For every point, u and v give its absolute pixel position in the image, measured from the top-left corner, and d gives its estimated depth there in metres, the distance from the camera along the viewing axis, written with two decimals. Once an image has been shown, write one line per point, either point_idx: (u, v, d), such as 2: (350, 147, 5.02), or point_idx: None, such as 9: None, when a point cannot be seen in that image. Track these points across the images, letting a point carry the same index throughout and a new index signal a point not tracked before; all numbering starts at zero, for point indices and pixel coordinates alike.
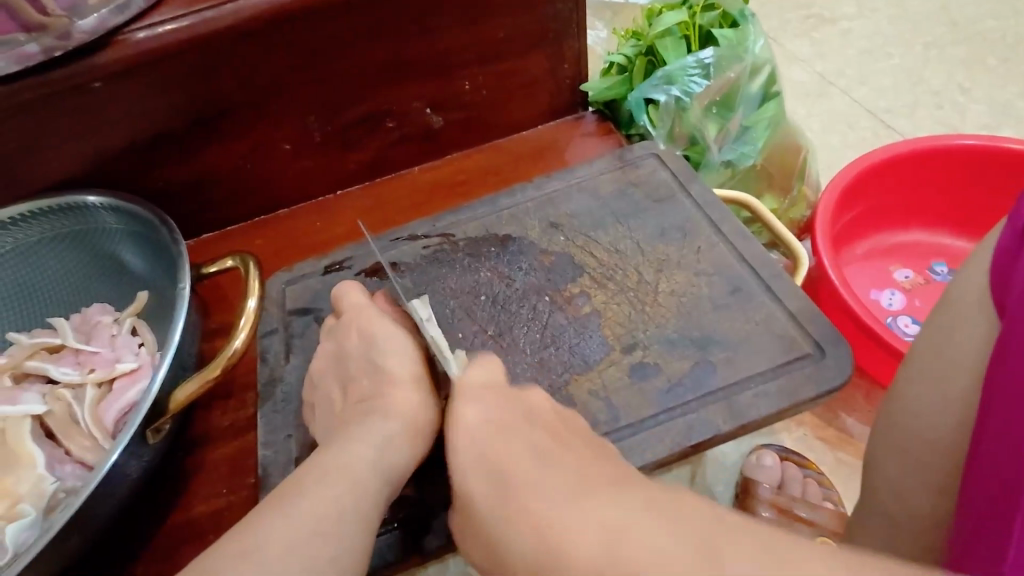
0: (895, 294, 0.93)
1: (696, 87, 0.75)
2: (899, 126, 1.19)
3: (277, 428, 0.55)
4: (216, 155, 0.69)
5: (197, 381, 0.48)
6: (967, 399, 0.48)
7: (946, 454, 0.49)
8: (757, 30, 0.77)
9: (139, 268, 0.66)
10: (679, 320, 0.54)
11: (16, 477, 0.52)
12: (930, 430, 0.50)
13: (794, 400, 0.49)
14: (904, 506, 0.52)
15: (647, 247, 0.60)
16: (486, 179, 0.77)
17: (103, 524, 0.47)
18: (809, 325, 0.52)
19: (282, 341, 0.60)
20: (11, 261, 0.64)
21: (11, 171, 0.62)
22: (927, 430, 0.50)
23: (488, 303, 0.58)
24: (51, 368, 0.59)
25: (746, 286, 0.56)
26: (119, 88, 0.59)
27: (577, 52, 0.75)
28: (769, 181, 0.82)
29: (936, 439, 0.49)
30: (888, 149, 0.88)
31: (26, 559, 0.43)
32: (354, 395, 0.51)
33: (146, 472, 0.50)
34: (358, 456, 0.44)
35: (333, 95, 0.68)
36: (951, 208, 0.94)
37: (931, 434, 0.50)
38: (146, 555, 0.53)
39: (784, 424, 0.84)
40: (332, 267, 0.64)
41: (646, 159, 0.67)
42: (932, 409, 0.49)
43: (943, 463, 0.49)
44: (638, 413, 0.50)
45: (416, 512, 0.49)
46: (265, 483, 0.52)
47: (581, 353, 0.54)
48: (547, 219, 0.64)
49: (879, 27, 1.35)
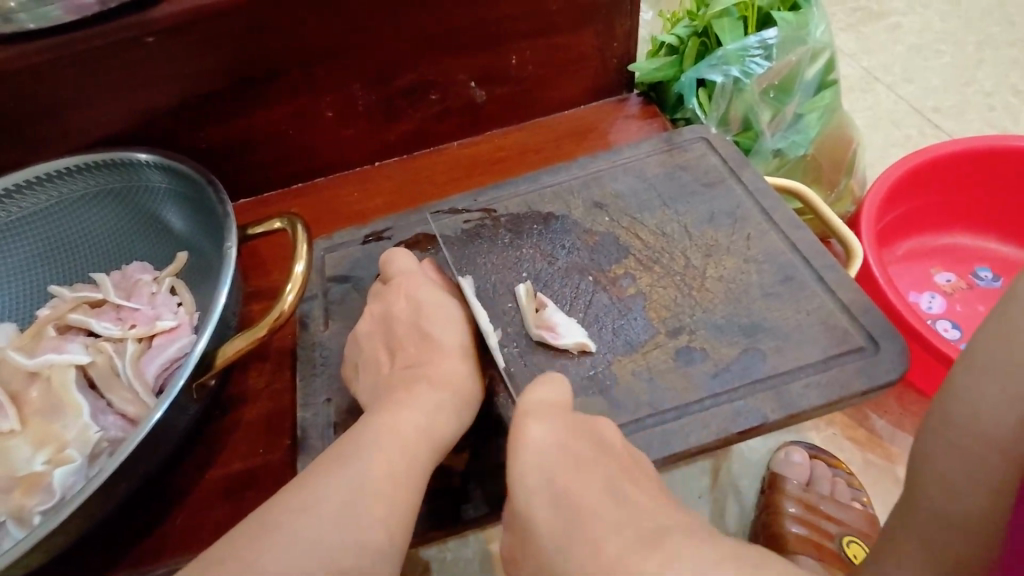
0: (935, 297, 0.91)
1: (756, 68, 0.73)
2: (946, 127, 1.15)
3: (316, 391, 0.55)
4: (260, 118, 0.68)
5: (244, 338, 0.48)
6: None
7: None
8: (819, 13, 0.74)
9: (180, 228, 0.66)
10: (726, 307, 0.53)
11: (62, 423, 0.53)
12: (991, 425, 0.45)
13: (846, 392, 0.48)
14: None
15: (695, 231, 0.59)
16: (526, 157, 0.76)
17: (147, 474, 0.48)
18: (863, 318, 0.51)
19: (321, 306, 0.60)
20: (56, 215, 0.65)
21: (61, 123, 0.62)
22: None
23: (531, 280, 0.58)
24: (93, 322, 0.60)
25: (799, 275, 0.54)
26: (171, 44, 0.59)
27: (628, 30, 0.73)
28: (817, 173, 0.80)
29: None
30: (941, 147, 0.85)
31: (74, 504, 0.43)
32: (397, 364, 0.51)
33: (189, 426, 0.50)
34: (404, 421, 0.44)
35: (381, 63, 0.67)
36: (1000, 212, 0.91)
37: (992, 430, 0.45)
38: (183, 508, 0.53)
39: (813, 422, 0.83)
40: (372, 237, 0.64)
41: (696, 143, 0.65)
42: (995, 400, 0.45)
43: None
44: (683, 397, 0.49)
45: (452, 479, 0.49)
46: (304, 444, 0.52)
47: (625, 334, 0.53)
48: (592, 199, 0.63)
49: (930, 24, 1.31)
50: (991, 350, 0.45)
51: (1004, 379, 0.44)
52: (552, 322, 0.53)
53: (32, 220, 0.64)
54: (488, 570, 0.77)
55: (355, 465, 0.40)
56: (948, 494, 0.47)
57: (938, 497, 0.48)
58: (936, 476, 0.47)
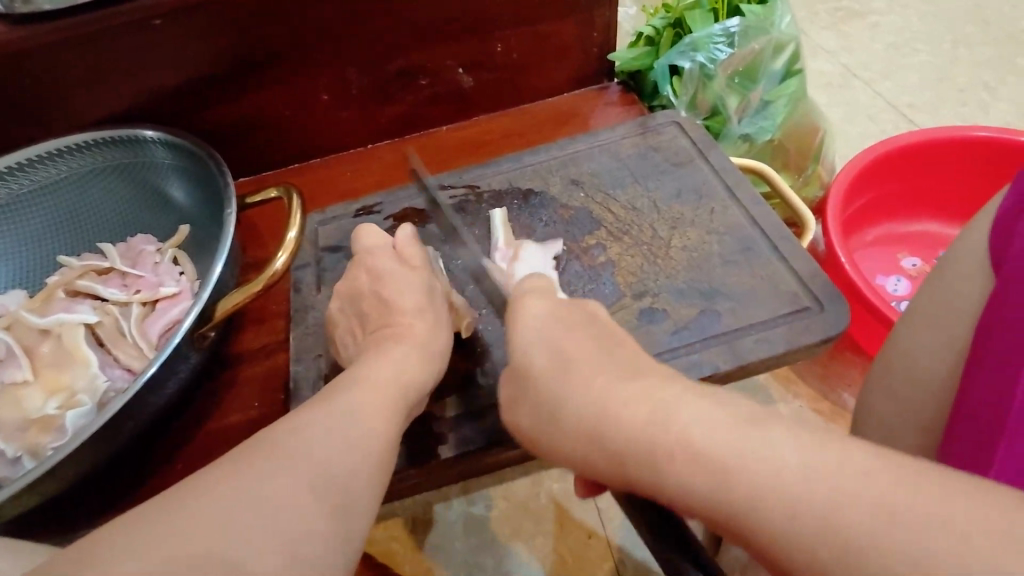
0: (901, 280, 0.95)
1: (721, 54, 0.77)
2: (919, 121, 1.20)
3: (308, 348, 0.59)
4: (259, 101, 0.73)
5: (242, 293, 0.53)
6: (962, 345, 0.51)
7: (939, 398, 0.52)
8: (783, 7, 0.79)
9: (183, 202, 0.70)
10: (688, 273, 0.57)
11: (72, 374, 0.57)
12: (927, 377, 0.52)
13: (793, 347, 0.52)
14: (890, 446, 0.54)
15: (662, 206, 0.63)
16: (511, 141, 0.80)
17: (152, 416, 0.52)
18: (812, 282, 0.56)
19: (314, 274, 0.64)
20: (65, 188, 0.68)
21: (73, 100, 0.66)
22: (921, 374, 0.52)
23: (524, 236, 0.63)
24: (101, 287, 0.64)
25: (755, 246, 0.59)
26: (178, 27, 0.63)
27: (608, 20, 0.78)
28: (784, 159, 0.85)
29: (932, 383, 0.52)
30: (905, 137, 0.90)
31: (83, 437, 0.47)
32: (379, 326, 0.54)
33: (191, 374, 0.55)
34: (386, 367, 0.49)
35: (374, 48, 0.72)
36: (963, 201, 0.96)
37: (927, 377, 0.52)
38: (184, 454, 0.58)
39: (781, 394, 0.87)
40: (363, 211, 0.68)
41: (667, 126, 0.70)
42: (925, 354, 0.52)
43: (931, 404, 0.52)
44: (644, 351, 0.53)
45: (432, 424, 0.54)
46: (296, 394, 0.56)
47: (594, 297, 0.57)
48: (569, 177, 0.67)
49: (908, 23, 1.35)
50: (926, 315, 0.53)
51: (936, 336, 0.52)
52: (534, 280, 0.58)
53: (43, 193, 0.67)
54: (469, 530, 0.81)
55: (344, 400, 0.44)
56: (889, 435, 0.54)
57: (879, 438, 0.55)
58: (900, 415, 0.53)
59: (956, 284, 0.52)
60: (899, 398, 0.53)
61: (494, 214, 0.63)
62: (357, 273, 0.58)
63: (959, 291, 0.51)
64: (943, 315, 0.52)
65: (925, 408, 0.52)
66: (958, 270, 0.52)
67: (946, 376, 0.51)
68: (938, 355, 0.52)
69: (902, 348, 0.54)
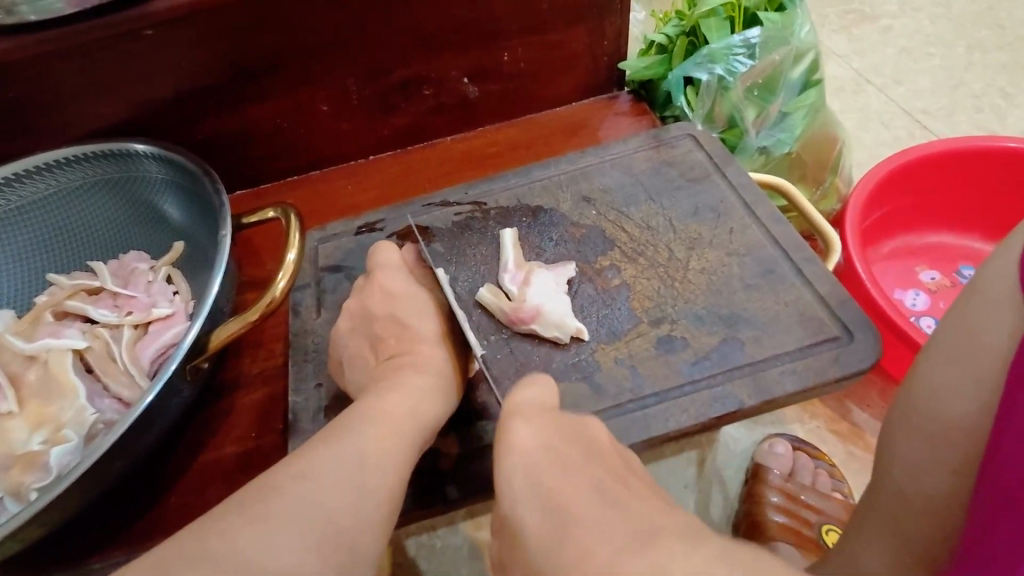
0: (920, 294, 0.92)
1: (741, 66, 0.74)
2: (934, 128, 1.17)
3: (307, 377, 0.56)
4: (256, 113, 0.70)
5: (237, 323, 0.50)
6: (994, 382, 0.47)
7: (969, 436, 0.48)
8: (803, 14, 0.76)
9: (178, 219, 0.67)
10: (707, 298, 0.55)
11: (59, 405, 0.54)
12: (955, 413, 0.48)
13: (820, 379, 0.49)
14: (916, 487, 0.50)
15: (679, 225, 0.60)
16: (519, 153, 0.77)
17: (142, 452, 0.49)
18: (840, 308, 0.53)
19: (314, 295, 0.61)
20: (54, 204, 0.66)
21: (60, 113, 0.63)
22: (949, 410, 0.49)
23: (533, 257, 0.60)
24: (90, 309, 0.61)
25: (778, 268, 0.56)
26: (170, 37, 0.60)
27: (619, 28, 0.75)
28: (802, 171, 0.82)
29: (961, 421, 0.48)
30: (924, 147, 0.87)
31: (70, 479, 0.44)
32: (387, 357, 0.52)
33: (184, 406, 0.52)
34: (390, 405, 0.46)
35: (375, 58, 0.69)
36: (983, 212, 0.93)
37: (955, 415, 0.48)
38: (177, 488, 0.55)
39: (797, 415, 0.84)
40: (364, 229, 0.65)
41: (682, 139, 0.67)
42: (953, 389, 0.49)
43: (962, 443, 0.48)
44: (663, 383, 0.50)
45: (438, 460, 0.51)
46: (295, 426, 0.53)
47: (609, 323, 0.54)
48: (580, 193, 0.64)
49: (922, 27, 1.32)
50: (955, 348, 0.49)
51: (964, 371, 0.48)
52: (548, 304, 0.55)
53: (31, 208, 0.65)
54: (476, 557, 0.78)
55: (348, 446, 0.42)
56: (915, 475, 0.50)
57: (903, 478, 0.50)
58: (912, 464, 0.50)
59: (988, 315, 0.48)
60: (927, 436, 0.49)
61: (504, 233, 0.60)
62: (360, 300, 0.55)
63: (992, 323, 0.48)
64: (974, 349, 0.48)
65: (955, 446, 0.48)
66: (987, 298, 0.48)
67: (975, 412, 0.48)
68: (969, 392, 0.48)
69: (927, 381, 0.50)
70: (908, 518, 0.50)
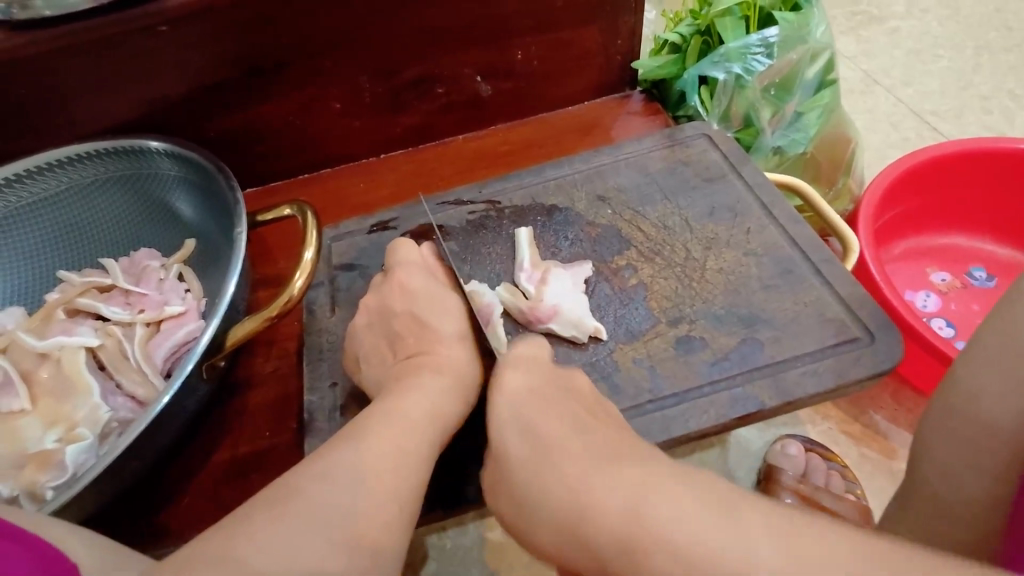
0: (931, 296, 0.92)
1: (759, 65, 0.74)
2: (943, 129, 1.17)
3: (322, 376, 0.56)
4: (269, 111, 0.69)
5: (255, 319, 0.50)
6: None
7: (1010, 442, 0.46)
8: (818, 14, 0.75)
9: (190, 216, 0.67)
10: (726, 298, 0.54)
11: (73, 403, 0.54)
12: (993, 419, 0.47)
13: (841, 380, 0.49)
14: (955, 491, 0.50)
15: (696, 225, 0.60)
16: (531, 152, 0.77)
17: (158, 451, 0.49)
18: (860, 309, 0.52)
19: (328, 294, 0.61)
20: (66, 201, 0.65)
21: (72, 109, 0.63)
22: (987, 415, 0.47)
23: (549, 256, 0.60)
24: (103, 306, 0.61)
25: (796, 269, 0.55)
26: (185, 33, 0.60)
27: (632, 28, 0.74)
28: (816, 171, 0.82)
29: (1002, 428, 0.47)
30: (937, 148, 0.87)
31: (88, 478, 0.44)
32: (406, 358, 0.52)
33: (200, 404, 0.51)
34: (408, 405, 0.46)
35: (389, 56, 0.69)
36: (995, 214, 0.93)
37: (994, 420, 0.47)
38: (191, 487, 0.54)
39: (809, 416, 0.84)
40: (378, 227, 0.64)
41: (697, 139, 0.66)
42: (993, 394, 0.47)
43: (1002, 449, 0.47)
44: (683, 384, 0.50)
45: (456, 460, 0.51)
46: (311, 425, 0.53)
47: (626, 323, 0.54)
48: (595, 192, 0.64)
49: (930, 28, 1.32)
50: (995, 350, 0.47)
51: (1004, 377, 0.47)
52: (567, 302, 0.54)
53: (43, 206, 0.64)
54: (487, 559, 0.78)
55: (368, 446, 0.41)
56: (949, 478, 0.50)
57: (940, 480, 0.51)
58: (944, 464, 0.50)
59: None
60: (963, 439, 0.49)
61: (519, 232, 0.60)
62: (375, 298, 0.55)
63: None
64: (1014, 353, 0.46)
65: (995, 454, 0.47)
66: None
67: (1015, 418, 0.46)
68: (1009, 397, 0.46)
69: (965, 385, 0.49)
70: (944, 520, 0.51)
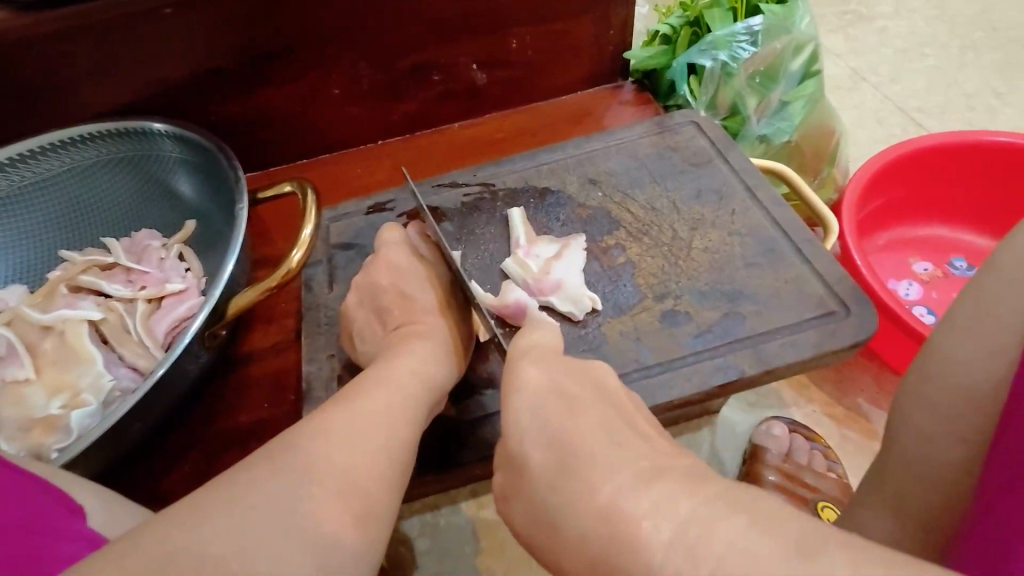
0: (913, 285, 0.95)
1: (743, 53, 0.77)
2: (928, 125, 1.20)
3: (320, 348, 0.58)
4: (269, 95, 0.71)
5: (254, 291, 0.51)
6: (1006, 354, 0.49)
7: (981, 406, 0.50)
8: (803, 7, 0.78)
9: (191, 197, 0.68)
10: (710, 275, 0.56)
11: (75, 373, 0.56)
12: (967, 385, 0.50)
13: (819, 351, 0.51)
14: (930, 457, 0.52)
15: (683, 207, 0.62)
16: (525, 139, 0.79)
17: (159, 417, 0.50)
18: (838, 286, 0.55)
19: (326, 272, 0.63)
20: (70, 181, 0.67)
21: (76, 91, 0.64)
22: (961, 382, 0.51)
23: (543, 232, 0.62)
24: (105, 283, 0.62)
25: (778, 248, 0.58)
26: (188, 17, 0.62)
27: (624, 19, 0.77)
28: (802, 161, 0.84)
29: (975, 394, 0.50)
30: (919, 141, 0.89)
31: (90, 439, 0.45)
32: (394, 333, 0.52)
33: (200, 374, 0.53)
34: None
35: (388, 43, 0.70)
36: (976, 205, 0.95)
37: (969, 386, 0.50)
38: (191, 456, 0.56)
39: (794, 399, 0.86)
40: (375, 208, 0.66)
41: (685, 126, 0.69)
42: (967, 362, 0.50)
43: (974, 414, 0.50)
44: (668, 355, 0.52)
45: (448, 428, 0.53)
46: (309, 395, 0.55)
47: (614, 298, 0.56)
48: (587, 176, 0.66)
49: (916, 28, 1.35)
50: (968, 318, 0.51)
51: (978, 347, 0.50)
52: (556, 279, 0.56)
53: (47, 185, 0.66)
54: (479, 535, 0.80)
55: None
56: (927, 445, 0.52)
57: (915, 447, 0.53)
58: (919, 431, 0.52)
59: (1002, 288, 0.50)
60: (937, 406, 0.51)
61: (512, 212, 0.62)
62: (371, 273, 0.56)
63: (1004, 297, 0.50)
64: (985, 322, 0.50)
65: (967, 421, 0.50)
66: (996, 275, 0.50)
67: (987, 385, 0.49)
68: (981, 363, 0.50)
69: (942, 355, 0.52)
70: (921, 487, 0.53)
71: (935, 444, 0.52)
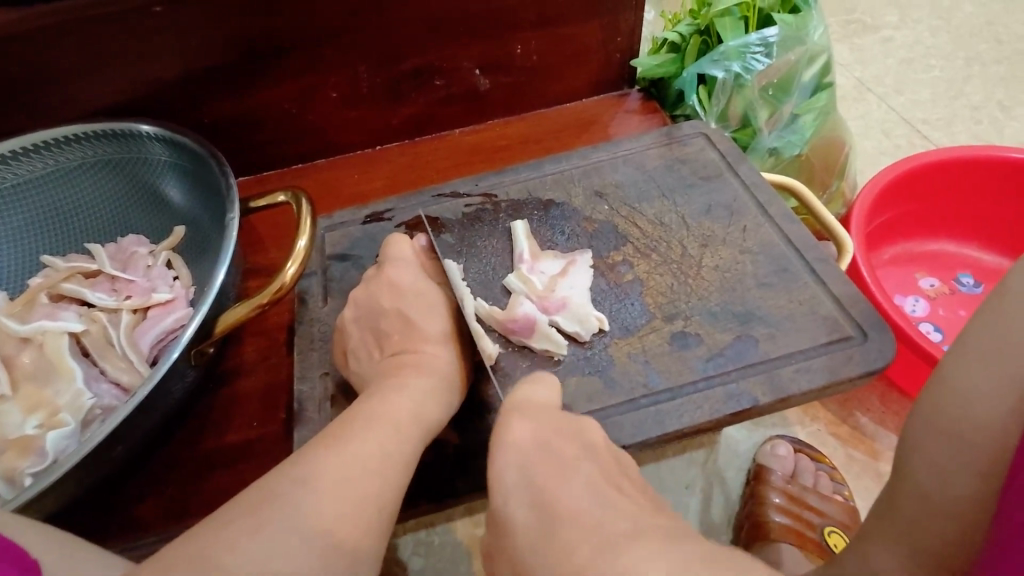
0: (919, 300, 0.93)
1: (758, 64, 0.75)
2: (934, 137, 1.19)
3: (312, 366, 0.55)
4: (263, 98, 0.68)
5: (246, 306, 0.49)
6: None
7: (997, 439, 0.47)
8: (817, 17, 0.76)
9: (181, 203, 0.65)
10: (721, 295, 0.54)
11: (55, 389, 0.53)
12: (982, 417, 0.48)
13: (835, 378, 0.49)
14: (944, 490, 0.50)
15: (692, 222, 0.60)
16: (527, 147, 0.77)
17: (141, 438, 0.47)
18: (854, 309, 0.53)
19: (320, 283, 0.60)
20: (52, 184, 0.64)
21: (60, 90, 0.61)
22: (975, 413, 0.48)
23: (549, 246, 0.59)
24: (87, 292, 0.59)
25: (792, 267, 0.56)
26: (180, 15, 0.59)
27: (632, 25, 0.74)
28: (810, 174, 0.83)
29: (990, 427, 0.48)
30: (926, 156, 0.88)
31: (64, 467, 0.42)
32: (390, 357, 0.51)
33: (186, 392, 0.50)
34: (393, 405, 0.45)
35: (388, 46, 0.68)
36: (982, 221, 0.94)
37: (983, 418, 0.48)
38: (176, 476, 0.53)
39: (798, 416, 0.84)
40: (373, 217, 0.64)
41: (695, 137, 0.66)
42: (982, 393, 0.48)
43: (990, 447, 0.48)
44: (678, 379, 0.50)
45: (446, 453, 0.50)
46: (300, 416, 0.52)
47: (621, 318, 0.54)
48: (592, 187, 0.63)
49: (922, 38, 1.34)
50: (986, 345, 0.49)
51: (994, 377, 0.48)
52: (563, 299, 0.54)
53: (27, 188, 0.63)
54: (474, 555, 0.77)
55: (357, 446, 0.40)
56: (941, 477, 0.50)
57: (927, 479, 0.50)
58: (933, 464, 0.50)
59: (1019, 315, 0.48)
60: (952, 437, 0.49)
61: (516, 225, 0.60)
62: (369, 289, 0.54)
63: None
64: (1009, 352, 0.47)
65: (986, 452, 0.48)
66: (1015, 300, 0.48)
67: (1004, 417, 0.47)
68: (995, 394, 0.48)
69: (957, 384, 0.49)
70: (933, 520, 0.50)
71: (950, 477, 0.49)
